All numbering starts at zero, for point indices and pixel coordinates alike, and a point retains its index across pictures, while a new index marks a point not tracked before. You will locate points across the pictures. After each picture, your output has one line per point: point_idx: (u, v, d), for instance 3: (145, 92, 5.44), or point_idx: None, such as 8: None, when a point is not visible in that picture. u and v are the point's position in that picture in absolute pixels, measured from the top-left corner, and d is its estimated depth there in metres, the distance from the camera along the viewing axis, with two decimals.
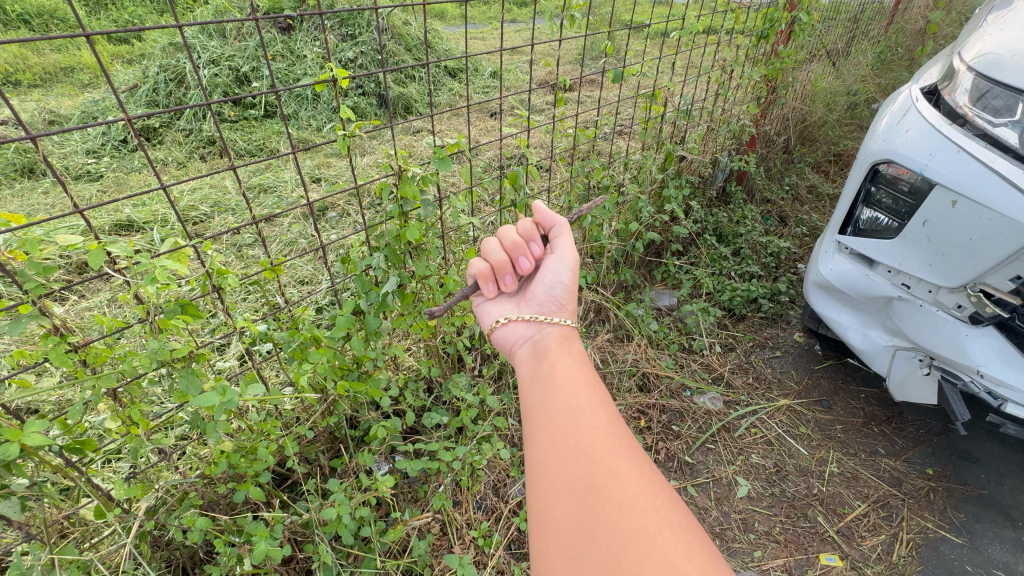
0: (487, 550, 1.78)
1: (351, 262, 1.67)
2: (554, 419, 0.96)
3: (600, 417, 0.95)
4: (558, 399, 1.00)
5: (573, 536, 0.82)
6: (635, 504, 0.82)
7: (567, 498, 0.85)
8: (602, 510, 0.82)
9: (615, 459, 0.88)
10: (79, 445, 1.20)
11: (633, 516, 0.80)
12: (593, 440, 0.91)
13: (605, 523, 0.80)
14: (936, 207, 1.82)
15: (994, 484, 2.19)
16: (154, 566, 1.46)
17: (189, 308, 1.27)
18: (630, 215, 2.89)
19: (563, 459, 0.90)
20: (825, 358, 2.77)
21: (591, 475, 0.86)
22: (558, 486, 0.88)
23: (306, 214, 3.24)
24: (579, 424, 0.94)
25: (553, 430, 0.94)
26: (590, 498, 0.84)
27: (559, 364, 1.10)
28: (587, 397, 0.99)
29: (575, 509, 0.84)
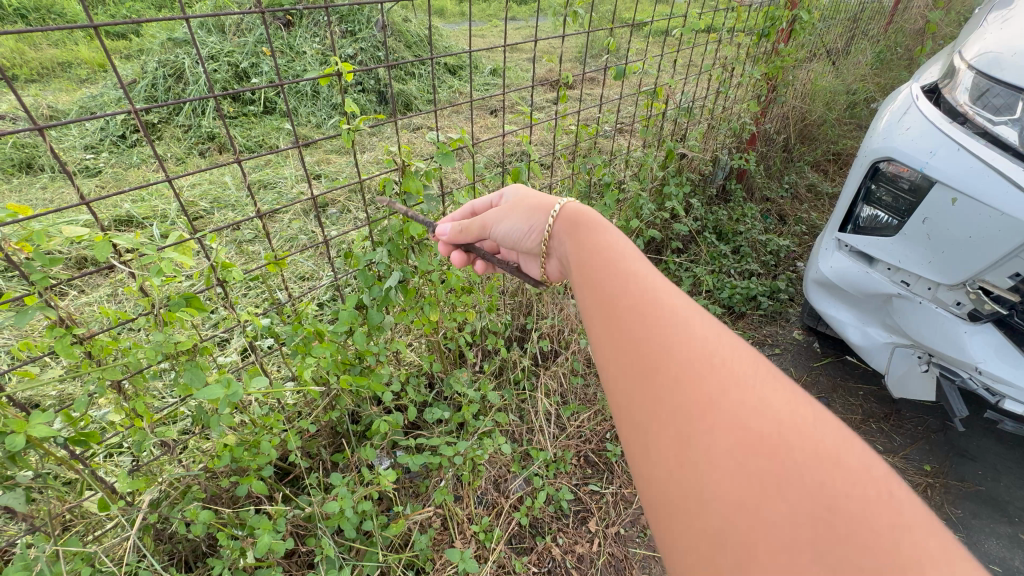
0: (488, 545, 1.78)
1: (353, 256, 1.67)
2: (594, 304, 0.86)
3: (642, 288, 0.82)
4: (593, 284, 0.89)
5: (632, 413, 0.72)
6: (696, 364, 0.69)
7: (618, 378, 0.76)
8: (654, 378, 0.71)
9: (660, 324, 0.76)
10: (84, 437, 1.20)
11: (695, 377, 0.68)
12: (636, 311, 0.79)
13: (662, 393, 0.69)
14: (936, 204, 1.82)
15: (991, 480, 2.21)
16: (157, 560, 1.46)
17: (194, 301, 1.26)
18: (631, 212, 2.89)
19: (607, 340, 0.79)
20: (824, 355, 2.79)
21: (636, 349, 0.75)
22: (611, 369, 0.77)
23: (307, 210, 3.25)
24: (618, 299, 0.82)
25: (592, 314, 0.84)
26: (646, 371, 0.72)
27: (585, 249, 0.98)
28: (622, 271, 0.86)
29: (628, 385, 0.74)
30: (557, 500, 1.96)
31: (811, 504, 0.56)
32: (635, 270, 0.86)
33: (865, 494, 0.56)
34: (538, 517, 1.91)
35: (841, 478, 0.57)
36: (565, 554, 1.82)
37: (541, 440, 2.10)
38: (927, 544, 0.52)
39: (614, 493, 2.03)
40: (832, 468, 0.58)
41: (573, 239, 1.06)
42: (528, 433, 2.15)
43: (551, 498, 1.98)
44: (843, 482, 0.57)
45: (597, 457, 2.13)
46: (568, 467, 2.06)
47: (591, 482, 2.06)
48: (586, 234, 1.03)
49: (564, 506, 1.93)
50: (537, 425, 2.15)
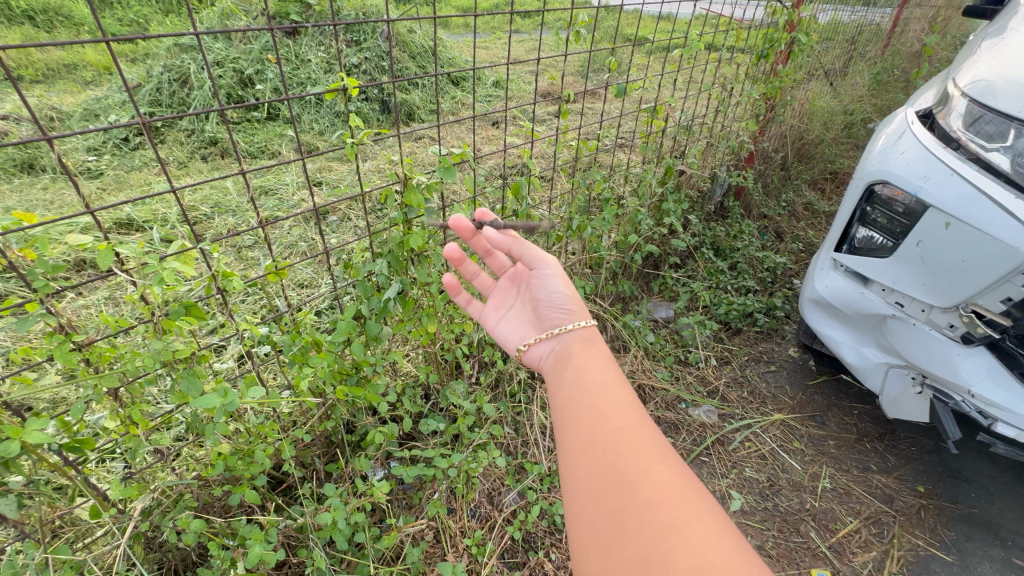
0: (480, 559, 1.78)
1: (353, 267, 1.69)
2: (580, 417, 1.01)
3: (626, 416, 0.98)
4: (585, 398, 1.03)
5: (606, 531, 0.86)
6: (664, 497, 0.85)
7: (598, 496, 0.89)
8: (631, 504, 0.86)
9: (642, 454, 0.92)
10: (78, 444, 1.20)
11: (662, 509, 0.84)
12: (620, 436, 0.94)
13: (636, 518, 0.84)
14: (929, 228, 1.85)
15: (984, 502, 2.21)
16: (147, 569, 1.45)
17: (194, 310, 1.26)
18: (630, 227, 2.91)
19: (591, 458, 0.94)
20: (819, 373, 2.80)
21: (618, 472, 0.90)
22: (589, 481, 0.92)
23: (307, 218, 3.28)
24: (606, 422, 0.97)
25: (581, 429, 0.98)
26: (621, 493, 0.87)
27: (583, 362, 1.14)
28: (614, 396, 1.02)
29: (607, 504, 0.88)
30: (550, 514, 1.95)
31: None
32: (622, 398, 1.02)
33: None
34: (531, 531, 1.91)
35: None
36: (557, 570, 1.81)
37: (536, 454, 2.10)
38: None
39: None
40: None
41: (572, 349, 1.20)
42: (523, 446, 2.15)
43: (545, 512, 1.97)
44: None
45: None
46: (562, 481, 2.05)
47: None
48: (584, 350, 1.18)
49: (558, 521, 1.92)
50: (532, 438, 2.15)
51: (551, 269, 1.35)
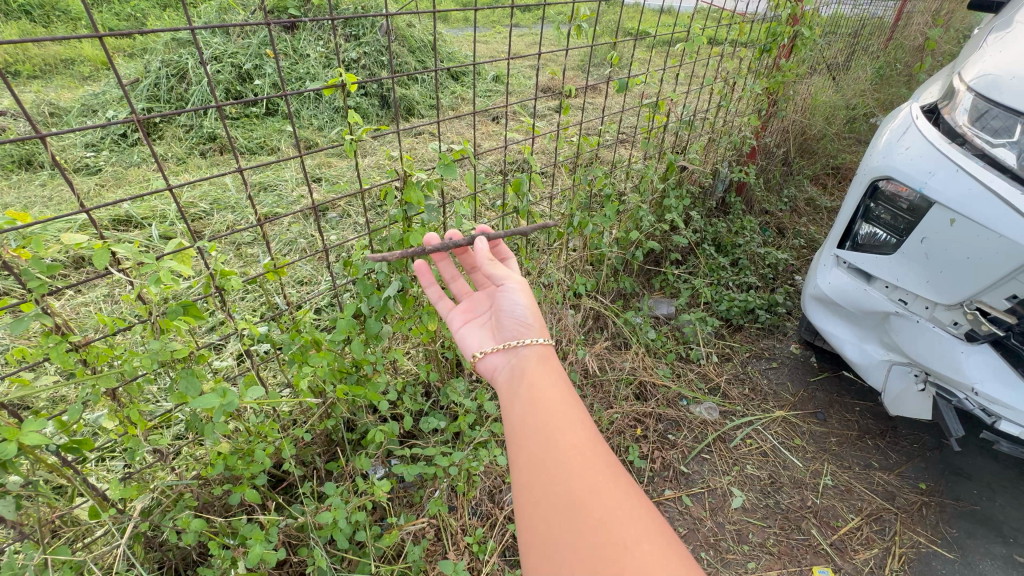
0: (481, 557, 1.78)
1: (352, 265, 1.67)
2: (532, 436, 0.99)
3: (578, 435, 0.98)
4: (538, 416, 1.02)
5: (558, 554, 0.85)
6: (613, 518, 0.86)
7: (551, 518, 0.89)
8: (584, 525, 0.85)
9: (593, 474, 0.92)
10: (77, 444, 1.19)
11: (612, 530, 0.84)
12: (572, 457, 0.94)
13: (589, 541, 0.84)
14: (934, 224, 1.84)
15: (986, 499, 2.21)
16: (147, 568, 1.45)
17: (192, 309, 1.24)
18: (631, 223, 2.89)
19: (545, 479, 0.92)
20: (821, 370, 2.79)
21: (571, 493, 0.89)
22: (542, 503, 0.91)
23: (307, 214, 3.26)
24: (560, 442, 0.97)
25: (534, 449, 0.97)
26: (574, 515, 0.87)
27: (537, 379, 1.12)
28: (568, 413, 1.01)
29: (559, 527, 0.87)
30: None
31: None
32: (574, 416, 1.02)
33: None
34: None
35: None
36: None
37: None
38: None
39: None
40: None
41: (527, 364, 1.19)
42: None
43: None
44: None
45: None
46: None
47: None
48: (540, 365, 1.17)
49: None
50: None
51: (515, 286, 1.36)
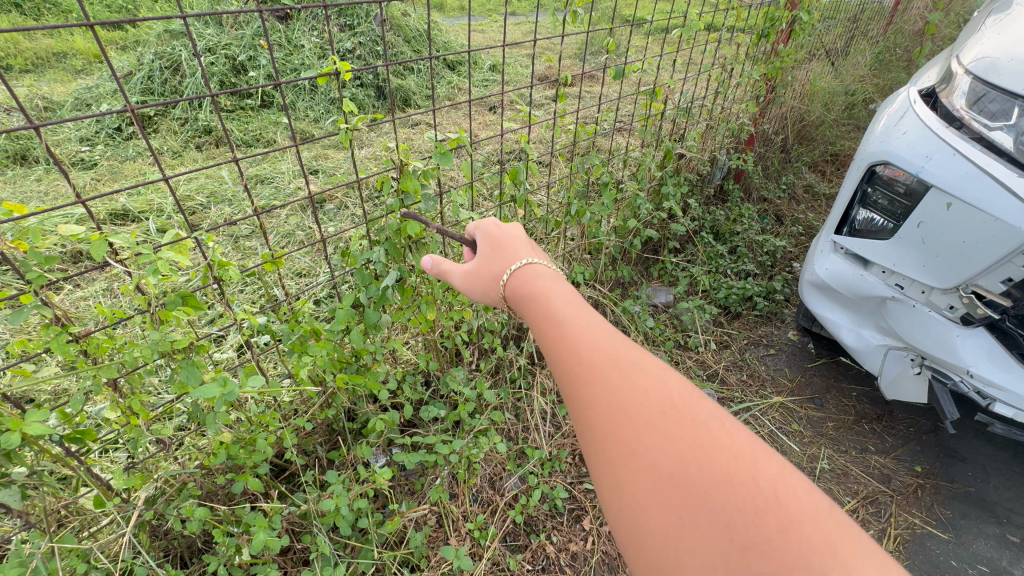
0: (483, 542, 1.80)
1: (350, 255, 1.67)
2: (583, 384, 0.83)
3: (626, 363, 0.84)
4: (578, 358, 0.86)
5: (651, 511, 0.71)
6: (698, 441, 0.72)
7: (636, 468, 0.73)
8: (673, 465, 0.71)
9: (659, 400, 0.78)
10: (79, 434, 1.20)
11: (705, 453, 0.71)
12: (631, 390, 0.79)
13: (654, 494, 0.71)
14: (930, 208, 1.84)
15: (980, 481, 2.24)
16: (153, 556, 1.47)
17: (191, 300, 1.23)
18: (629, 211, 2.88)
19: (609, 431, 0.77)
20: (818, 356, 2.81)
21: (648, 430, 0.75)
22: (620, 455, 0.75)
23: (304, 206, 3.26)
24: (598, 383, 0.82)
25: (590, 397, 0.81)
26: (658, 455, 0.72)
27: (555, 317, 0.96)
28: (604, 345, 0.87)
29: (648, 475, 0.72)
30: (552, 498, 1.98)
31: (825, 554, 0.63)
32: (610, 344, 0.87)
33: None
34: (533, 515, 1.94)
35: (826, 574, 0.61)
36: (559, 552, 1.85)
37: (536, 439, 2.12)
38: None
39: None
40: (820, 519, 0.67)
41: (537, 299, 1.02)
42: (523, 432, 2.17)
43: (546, 496, 1.99)
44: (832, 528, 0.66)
45: None
46: (562, 465, 2.08)
47: (586, 480, 2.08)
48: (554, 297, 1.00)
49: (559, 504, 1.95)
50: (532, 424, 2.17)
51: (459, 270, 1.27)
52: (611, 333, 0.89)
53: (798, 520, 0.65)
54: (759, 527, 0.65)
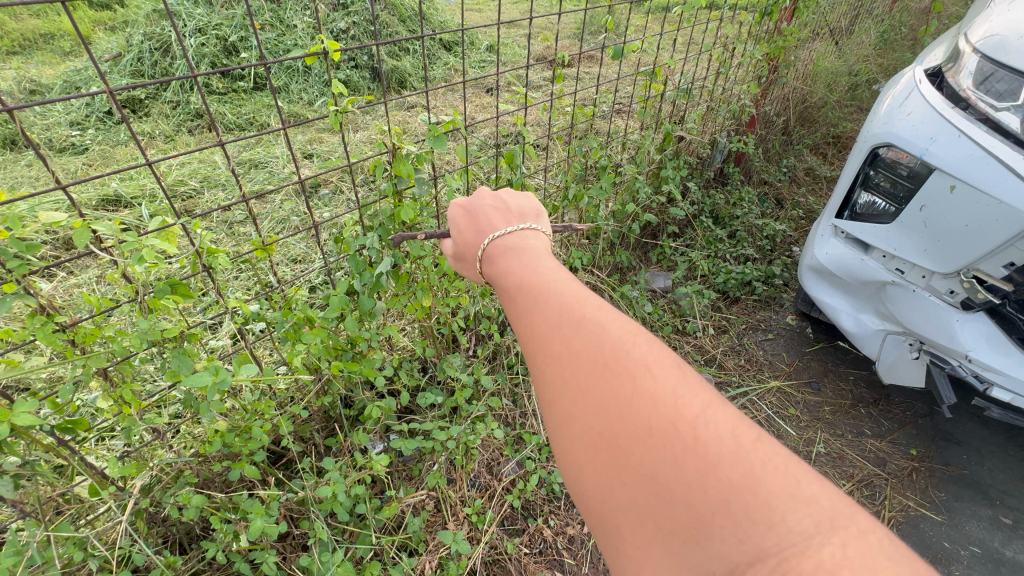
0: (481, 527, 1.81)
1: (344, 241, 1.64)
2: (533, 346, 0.85)
3: (566, 321, 0.82)
4: (530, 322, 0.87)
5: (588, 465, 0.72)
6: (630, 395, 0.71)
7: (577, 426, 0.74)
8: (605, 420, 0.71)
9: (593, 356, 0.76)
10: (71, 425, 1.19)
11: (636, 407, 0.69)
12: (569, 349, 0.79)
13: (589, 453, 0.72)
14: (933, 191, 1.81)
15: (974, 463, 2.25)
16: (151, 543, 1.48)
17: (180, 288, 1.21)
18: (627, 195, 2.85)
19: (552, 391, 0.79)
20: (816, 341, 2.82)
21: (583, 388, 0.75)
22: (564, 414, 0.77)
23: (299, 192, 3.22)
24: (539, 349, 0.83)
25: (539, 358, 0.83)
26: (595, 411, 0.73)
27: (516, 284, 0.97)
28: (550, 304, 0.86)
29: (586, 432, 0.73)
30: (549, 483, 1.99)
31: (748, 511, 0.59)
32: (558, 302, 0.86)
33: (779, 542, 0.57)
34: (530, 499, 1.95)
35: (751, 520, 0.59)
36: (556, 536, 1.87)
37: (533, 424, 2.13)
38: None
39: None
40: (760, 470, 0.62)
41: (500, 272, 1.05)
42: (521, 417, 2.17)
43: (543, 481, 2.00)
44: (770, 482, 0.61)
45: None
46: None
47: None
48: (512, 268, 1.02)
49: (556, 489, 1.96)
50: (530, 409, 2.18)
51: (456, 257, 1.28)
52: (552, 290, 0.89)
53: (722, 465, 0.62)
54: (683, 479, 0.63)
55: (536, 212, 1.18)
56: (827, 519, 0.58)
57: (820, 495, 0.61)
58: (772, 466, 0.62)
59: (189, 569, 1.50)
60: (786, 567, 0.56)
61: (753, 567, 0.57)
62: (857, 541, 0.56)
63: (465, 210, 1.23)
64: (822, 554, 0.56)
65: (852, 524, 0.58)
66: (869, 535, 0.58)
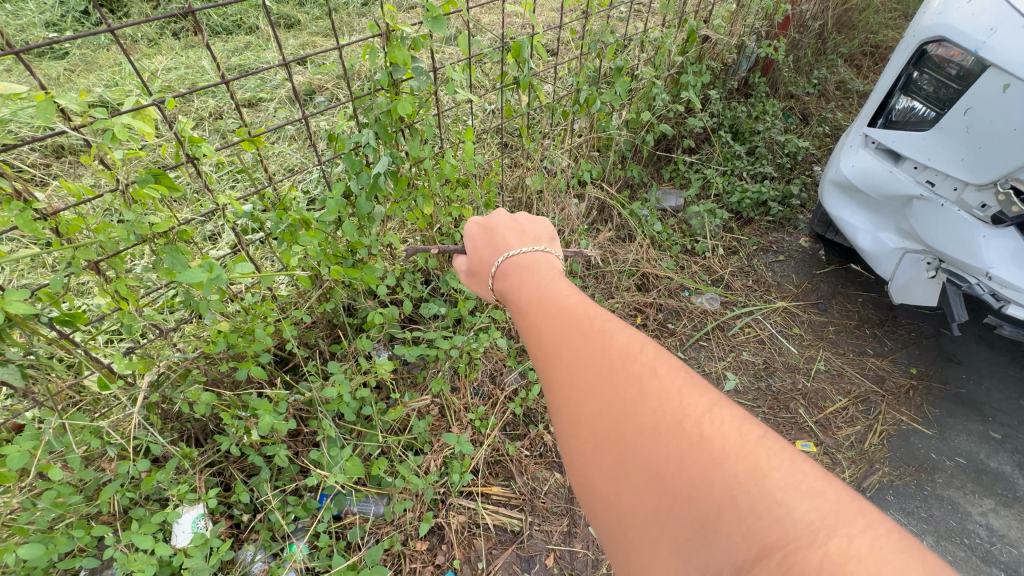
0: (483, 430, 1.88)
1: (338, 138, 1.54)
2: (541, 353, 0.82)
3: (573, 329, 0.80)
4: (540, 328, 0.85)
5: (594, 472, 0.68)
6: (635, 397, 0.68)
7: (581, 431, 0.71)
8: (610, 424, 0.68)
9: (599, 362, 0.73)
10: (69, 317, 1.18)
11: (641, 409, 0.66)
12: (576, 355, 0.76)
13: (593, 455, 0.69)
14: (984, 91, 1.65)
15: (972, 383, 2.27)
16: (167, 436, 1.54)
17: (163, 178, 1.14)
18: (643, 103, 2.65)
19: (558, 395, 0.76)
20: (828, 263, 2.75)
21: (589, 393, 0.72)
22: (569, 421, 0.73)
23: (293, 100, 3.02)
24: (546, 356, 0.81)
25: (546, 364, 0.80)
26: (598, 416, 0.70)
27: (526, 296, 0.95)
28: (559, 311, 0.84)
29: (591, 437, 0.70)
30: None
31: (756, 507, 0.56)
32: (568, 309, 0.84)
33: (785, 537, 0.54)
34: (532, 407, 2.00)
35: (757, 516, 0.55)
36: (556, 441, 1.94)
37: None
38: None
39: None
40: (767, 466, 0.58)
41: (511, 286, 1.02)
42: None
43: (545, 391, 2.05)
44: (778, 477, 0.57)
45: None
46: None
47: None
48: (523, 281, 0.99)
49: None
50: None
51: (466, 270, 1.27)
52: (564, 300, 0.87)
53: (728, 462, 0.59)
54: (689, 480, 0.60)
55: (550, 236, 1.14)
56: (835, 512, 0.55)
57: (827, 489, 0.57)
58: (778, 462, 0.59)
59: (205, 460, 1.58)
60: (793, 561, 0.52)
61: (762, 564, 0.54)
62: (866, 535, 0.53)
63: (481, 227, 1.20)
64: (829, 547, 0.52)
65: (860, 518, 0.54)
66: (881, 527, 0.54)
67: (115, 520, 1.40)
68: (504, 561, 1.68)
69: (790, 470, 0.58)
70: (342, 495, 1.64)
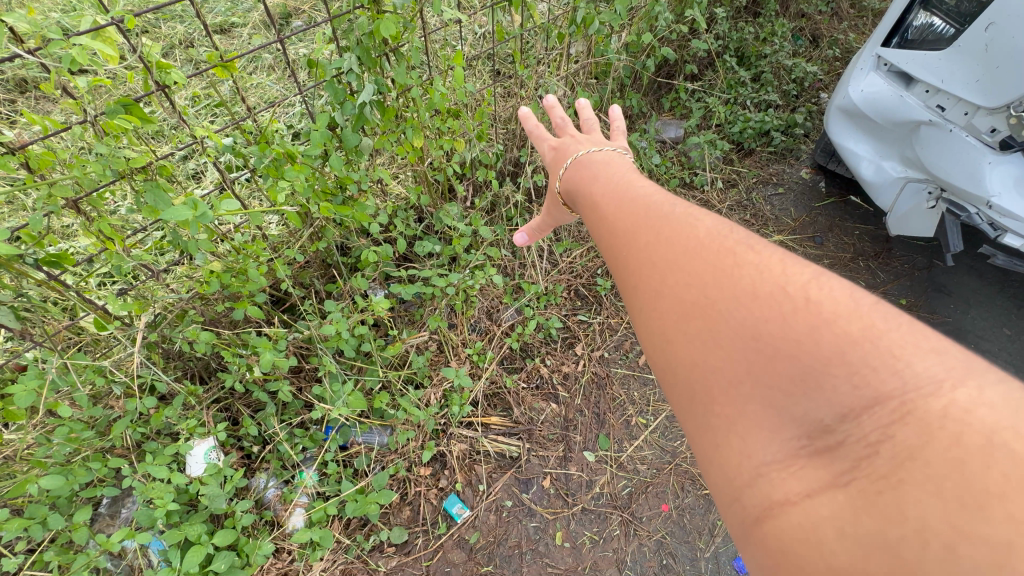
0: (482, 365, 1.93)
1: (318, 65, 1.44)
2: (622, 240, 0.78)
3: (659, 216, 0.75)
4: (619, 223, 0.81)
5: (674, 340, 0.62)
6: (727, 264, 0.62)
7: (662, 303, 0.65)
8: (698, 288, 0.62)
9: (687, 239, 0.68)
10: (55, 259, 1.15)
11: (734, 273, 0.60)
12: (662, 235, 0.71)
13: (674, 326, 0.63)
14: (1008, 4, 1.56)
15: (960, 312, 2.31)
16: (171, 374, 1.57)
17: (134, 109, 1.07)
18: (644, 24, 2.46)
19: (638, 275, 0.71)
20: (827, 196, 2.71)
21: (674, 264, 0.66)
22: (649, 296, 0.68)
23: (267, 25, 2.79)
24: (626, 243, 0.76)
25: (625, 250, 0.76)
26: (684, 283, 0.64)
27: (603, 199, 0.91)
28: (643, 205, 0.80)
29: (674, 305, 0.64)
30: (547, 328, 2.07)
31: (869, 355, 0.49)
32: (651, 202, 0.80)
33: (904, 385, 0.46)
34: (529, 342, 2.04)
35: (870, 367, 0.48)
36: (552, 374, 2.00)
37: (533, 275, 2.14)
38: (987, 421, 0.42)
39: (601, 322, 2.15)
40: (884, 324, 0.51)
41: (586, 192, 1.00)
42: (520, 268, 2.18)
43: (541, 326, 2.08)
44: (896, 333, 0.50)
45: (587, 292, 2.21)
46: (558, 299, 2.14)
47: (580, 313, 2.16)
48: (599, 184, 0.97)
49: (553, 333, 2.05)
50: (530, 261, 2.17)
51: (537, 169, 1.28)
52: (645, 196, 0.83)
53: (838, 320, 0.52)
54: (789, 335, 0.53)
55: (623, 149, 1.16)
56: (964, 365, 0.47)
57: (953, 348, 0.49)
58: (897, 323, 0.51)
59: (211, 396, 1.63)
60: (913, 408, 0.45)
61: (875, 410, 0.46)
62: (1001, 389, 0.45)
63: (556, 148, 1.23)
64: (956, 396, 0.44)
65: (993, 375, 0.46)
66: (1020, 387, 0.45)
67: (129, 453, 1.45)
68: (503, 483, 1.77)
69: (909, 329, 0.51)
70: (346, 427, 1.71)
